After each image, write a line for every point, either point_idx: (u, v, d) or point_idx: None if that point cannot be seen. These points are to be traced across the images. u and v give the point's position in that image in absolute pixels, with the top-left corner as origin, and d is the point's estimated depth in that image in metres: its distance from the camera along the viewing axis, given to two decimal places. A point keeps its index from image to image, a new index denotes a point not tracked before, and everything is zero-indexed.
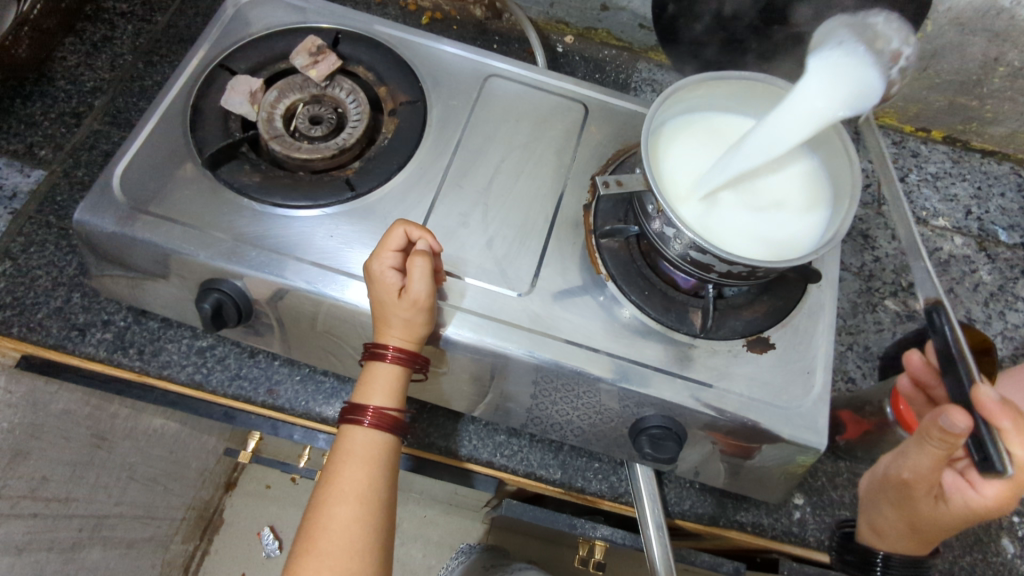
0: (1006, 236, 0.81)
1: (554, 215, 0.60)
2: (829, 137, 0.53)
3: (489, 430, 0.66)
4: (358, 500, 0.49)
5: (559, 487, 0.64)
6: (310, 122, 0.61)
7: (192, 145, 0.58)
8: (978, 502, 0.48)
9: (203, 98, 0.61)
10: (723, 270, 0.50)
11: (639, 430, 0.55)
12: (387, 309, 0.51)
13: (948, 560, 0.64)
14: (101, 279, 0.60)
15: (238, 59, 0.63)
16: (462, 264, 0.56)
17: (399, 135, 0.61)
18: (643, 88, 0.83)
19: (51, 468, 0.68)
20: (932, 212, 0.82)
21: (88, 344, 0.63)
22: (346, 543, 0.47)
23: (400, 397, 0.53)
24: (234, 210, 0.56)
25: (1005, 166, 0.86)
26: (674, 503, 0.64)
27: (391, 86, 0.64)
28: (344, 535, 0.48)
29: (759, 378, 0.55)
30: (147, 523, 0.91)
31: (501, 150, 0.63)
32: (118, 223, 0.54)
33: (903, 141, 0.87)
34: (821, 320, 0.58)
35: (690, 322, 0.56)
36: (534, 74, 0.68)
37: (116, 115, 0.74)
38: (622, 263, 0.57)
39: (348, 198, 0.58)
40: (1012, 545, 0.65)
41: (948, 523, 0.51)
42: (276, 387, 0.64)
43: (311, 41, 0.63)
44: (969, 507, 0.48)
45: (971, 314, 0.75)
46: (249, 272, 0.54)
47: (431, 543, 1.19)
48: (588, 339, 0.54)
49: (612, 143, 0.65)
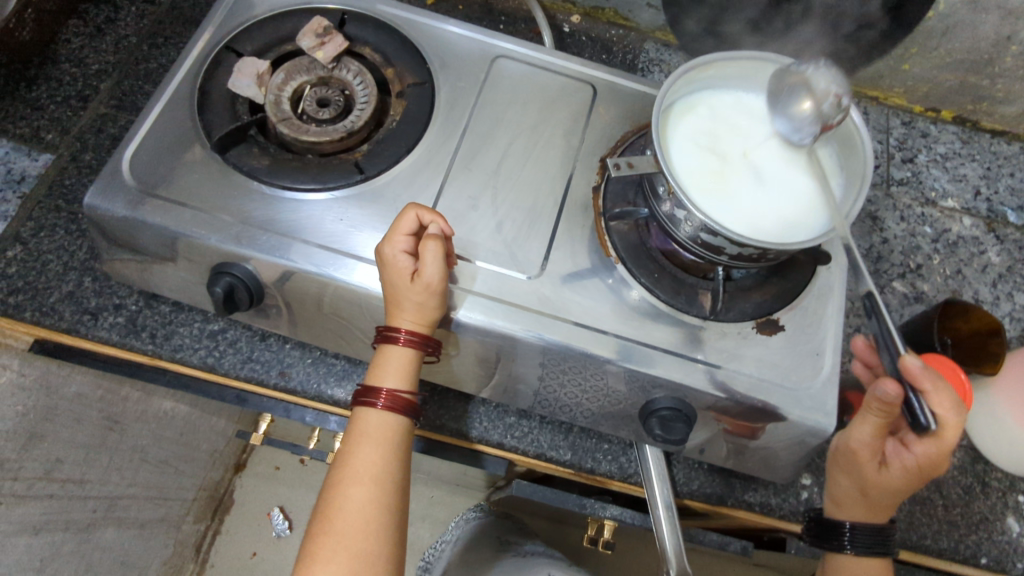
0: (1015, 217, 0.80)
1: (564, 196, 0.60)
2: (851, 136, 0.52)
3: (499, 412, 0.66)
4: (371, 480, 0.49)
5: (569, 468, 0.65)
6: (318, 105, 0.60)
7: (200, 128, 0.58)
8: (915, 462, 0.52)
9: (210, 81, 0.60)
10: (733, 252, 0.50)
11: (650, 411, 0.55)
12: (399, 292, 0.51)
13: (954, 539, 0.64)
14: (112, 262, 0.60)
15: (243, 41, 0.63)
16: (472, 247, 0.56)
17: (407, 118, 0.61)
18: (651, 69, 0.83)
19: (64, 450, 0.69)
20: (941, 193, 0.81)
21: (101, 328, 0.63)
22: (360, 523, 0.48)
23: (412, 380, 0.53)
24: (244, 193, 0.56)
25: (1015, 146, 0.85)
26: (682, 483, 0.64)
27: (398, 68, 0.64)
28: (360, 516, 0.48)
29: (769, 359, 0.55)
30: (159, 504, 0.92)
31: (510, 133, 0.63)
32: (128, 208, 0.54)
33: (912, 121, 0.86)
34: (831, 302, 0.58)
35: (700, 304, 0.56)
36: (541, 54, 0.67)
37: (122, 98, 0.73)
38: (631, 245, 0.58)
39: (357, 181, 0.57)
40: (1017, 523, 0.66)
41: (898, 488, 0.53)
42: (288, 370, 0.65)
43: (318, 22, 0.62)
44: (908, 469, 0.52)
45: (979, 296, 0.75)
46: (260, 255, 0.54)
47: (437, 522, 1.20)
48: (598, 321, 0.55)
49: (621, 125, 0.64)
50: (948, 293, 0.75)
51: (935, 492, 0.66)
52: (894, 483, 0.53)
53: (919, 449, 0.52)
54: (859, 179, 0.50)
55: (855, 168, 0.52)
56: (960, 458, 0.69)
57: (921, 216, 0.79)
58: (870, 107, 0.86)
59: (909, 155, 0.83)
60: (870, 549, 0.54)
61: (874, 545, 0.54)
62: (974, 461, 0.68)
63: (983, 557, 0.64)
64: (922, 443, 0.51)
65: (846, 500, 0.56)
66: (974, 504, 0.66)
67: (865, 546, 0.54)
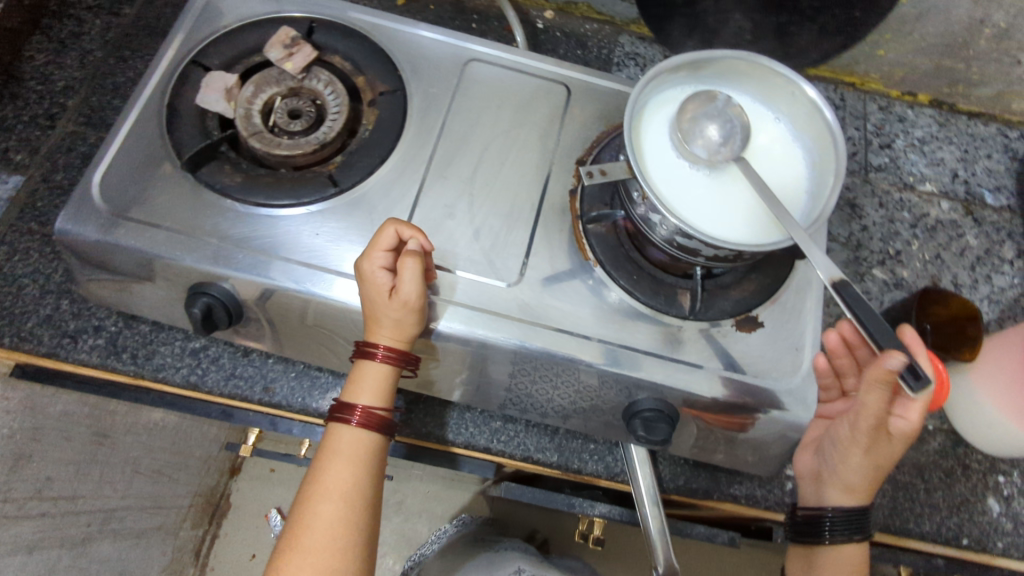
0: (992, 199, 0.81)
1: (540, 201, 0.60)
2: (824, 133, 0.52)
3: (484, 416, 0.67)
4: (341, 497, 0.50)
5: (556, 469, 0.65)
6: (289, 116, 0.59)
7: (170, 146, 0.57)
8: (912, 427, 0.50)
9: (177, 97, 0.59)
10: (709, 255, 0.50)
11: (632, 413, 0.56)
12: (377, 309, 0.51)
13: (936, 521, 0.66)
14: (89, 284, 0.59)
15: (210, 54, 0.61)
16: (451, 257, 0.56)
17: (380, 127, 0.60)
18: (626, 63, 0.82)
19: (54, 469, 0.70)
20: (919, 177, 0.82)
21: (81, 350, 0.63)
22: (329, 540, 0.49)
23: (389, 396, 0.53)
24: (217, 212, 0.56)
25: (991, 127, 0.86)
26: (668, 479, 0.65)
27: (369, 75, 0.63)
28: (328, 533, 0.49)
29: (748, 358, 0.55)
30: (155, 513, 0.93)
31: (484, 138, 0.62)
32: (100, 232, 0.53)
33: (890, 105, 0.86)
34: (810, 296, 0.59)
35: (679, 304, 0.56)
36: (514, 56, 0.66)
37: (91, 114, 0.72)
38: (610, 248, 0.58)
39: (331, 194, 0.57)
40: (997, 503, 0.68)
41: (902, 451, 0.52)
42: (272, 384, 0.65)
43: (285, 32, 0.62)
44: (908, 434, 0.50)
45: (958, 280, 0.76)
46: (236, 273, 0.53)
47: (435, 517, 1.22)
48: (579, 327, 0.55)
49: (596, 125, 0.64)
50: (927, 279, 0.76)
51: (916, 476, 0.67)
52: (900, 448, 0.52)
53: (911, 413, 0.49)
54: (832, 175, 0.51)
55: (827, 165, 0.52)
56: (941, 441, 0.70)
57: (900, 202, 0.80)
58: (847, 93, 0.86)
59: (886, 141, 0.83)
60: (850, 535, 0.54)
61: (856, 527, 0.54)
62: (954, 444, 0.70)
63: (965, 537, 0.66)
64: (915, 407, 0.49)
65: (858, 481, 0.54)
66: (956, 486, 0.68)
67: (847, 531, 0.54)
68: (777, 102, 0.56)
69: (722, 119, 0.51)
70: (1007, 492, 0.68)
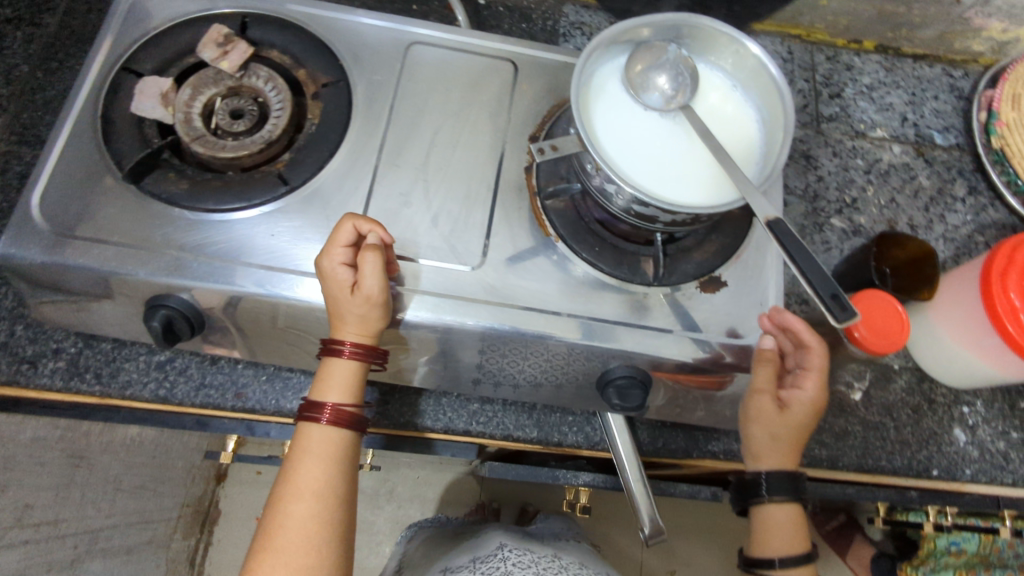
0: (941, 139, 0.83)
1: (496, 181, 0.60)
2: (771, 90, 0.53)
3: (462, 400, 0.67)
4: (313, 496, 0.50)
5: (538, 445, 0.66)
6: (231, 117, 0.58)
7: (110, 158, 0.56)
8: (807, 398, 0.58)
9: (111, 106, 0.57)
10: (666, 220, 0.50)
11: (606, 381, 0.56)
12: (341, 305, 0.50)
13: (907, 457, 0.68)
14: (42, 307, 0.58)
15: (141, 59, 0.59)
16: (412, 245, 0.56)
17: (326, 120, 0.59)
18: (573, 33, 0.81)
19: (33, 495, 0.69)
20: (870, 124, 0.83)
21: (42, 375, 0.61)
22: (304, 538, 0.49)
23: (358, 393, 0.53)
24: (167, 222, 0.54)
25: (936, 68, 0.87)
26: (648, 443, 0.67)
27: (310, 68, 0.61)
28: (302, 532, 0.49)
29: (714, 318, 0.56)
30: (144, 527, 0.92)
31: (433, 122, 0.61)
32: (46, 253, 0.52)
33: (836, 55, 0.87)
34: (771, 252, 0.60)
35: (643, 272, 0.57)
36: (457, 35, 0.65)
37: (24, 132, 0.69)
38: (569, 222, 0.58)
39: (283, 193, 0.56)
40: (963, 433, 0.70)
41: (802, 424, 0.58)
42: (244, 390, 0.64)
43: (217, 30, 0.60)
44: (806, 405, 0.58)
45: (913, 221, 0.78)
46: (194, 283, 0.52)
47: (428, 501, 1.23)
48: (545, 303, 0.55)
49: (545, 99, 0.64)
50: (884, 223, 0.77)
51: (885, 415, 0.70)
52: (798, 420, 0.58)
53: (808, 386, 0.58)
54: (781, 133, 0.51)
55: (777, 121, 0.52)
56: (907, 379, 0.72)
57: (852, 149, 0.81)
58: (794, 46, 0.86)
59: (835, 90, 0.84)
60: (786, 490, 0.58)
61: (788, 486, 0.59)
62: (919, 381, 0.72)
63: (934, 469, 0.68)
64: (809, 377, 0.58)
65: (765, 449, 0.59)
66: (923, 421, 0.70)
67: (781, 487, 0.58)
68: (722, 62, 0.56)
69: (675, 71, 0.53)
70: (972, 421, 0.71)
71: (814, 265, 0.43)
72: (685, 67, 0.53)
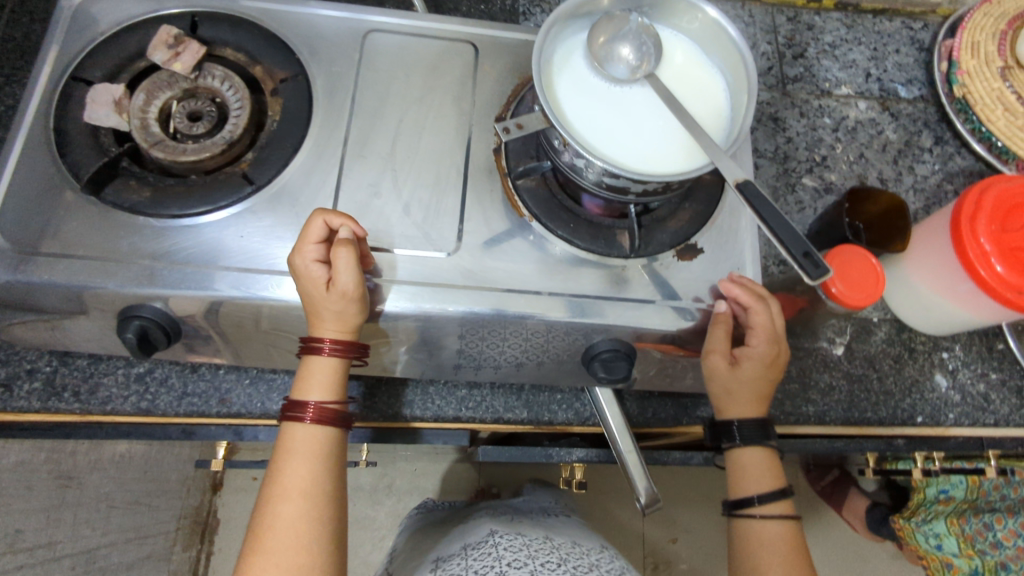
0: (905, 92, 0.83)
1: (465, 165, 0.59)
2: (733, 53, 0.53)
3: (449, 387, 0.67)
4: (300, 495, 0.50)
5: (529, 425, 0.66)
6: (190, 120, 0.57)
7: (67, 170, 0.54)
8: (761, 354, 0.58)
9: (63, 117, 0.56)
10: (638, 191, 0.50)
11: (592, 356, 0.56)
12: (316, 302, 0.50)
13: (891, 406, 0.69)
14: (11, 329, 0.56)
15: (90, 66, 0.58)
16: (386, 236, 0.55)
17: (288, 116, 0.58)
18: (532, 11, 0.81)
19: (23, 520, 0.68)
20: (834, 82, 0.83)
21: (18, 398, 0.60)
22: (294, 538, 0.49)
23: (340, 389, 0.53)
24: (132, 231, 0.53)
25: (896, 22, 0.87)
26: (637, 414, 0.67)
27: (266, 64, 0.60)
28: (291, 532, 0.49)
29: (692, 285, 0.57)
30: (142, 543, 0.92)
31: (397, 110, 0.60)
32: (9, 272, 0.50)
33: (797, 15, 0.87)
34: (744, 216, 0.60)
35: (619, 244, 0.56)
36: (415, 20, 0.64)
37: None
38: (542, 200, 0.57)
39: (249, 193, 0.55)
40: (944, 379, 0.71)
41: (758, 378, 0.58)
42: (228, 395, 0.64)
43: (167, 31, 0.58)
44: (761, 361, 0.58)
45: (883, 175, 0.78)
46: (167, 291, 0.51)
47: (427, 492, 1.23)
48: (524, 284, 0.55)
49: (508, 79, 0.63)
50: (855, 179, 0.78)
51: (867, 367, 0.71)
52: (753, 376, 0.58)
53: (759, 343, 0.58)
54: (747, 94, 0.51)
55: (741, 84, 0.53)
56: (886, 331, 0.73)
57: (819, 108, 0.81)
58: (754, 9, 0.86)
59: (798, 51, 0.84)
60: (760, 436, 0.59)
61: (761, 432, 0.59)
62: (899, 331, 0.73)
63: (918, 416, 0.70)
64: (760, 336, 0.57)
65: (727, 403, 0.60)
66: (905, 371, 0.71)
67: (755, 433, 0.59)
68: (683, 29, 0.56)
69: (637, 40, 0.52)
70: (952, 367, 0.72)
71: (785, 224, 0.43)
72: (648, 36, 0.52)
